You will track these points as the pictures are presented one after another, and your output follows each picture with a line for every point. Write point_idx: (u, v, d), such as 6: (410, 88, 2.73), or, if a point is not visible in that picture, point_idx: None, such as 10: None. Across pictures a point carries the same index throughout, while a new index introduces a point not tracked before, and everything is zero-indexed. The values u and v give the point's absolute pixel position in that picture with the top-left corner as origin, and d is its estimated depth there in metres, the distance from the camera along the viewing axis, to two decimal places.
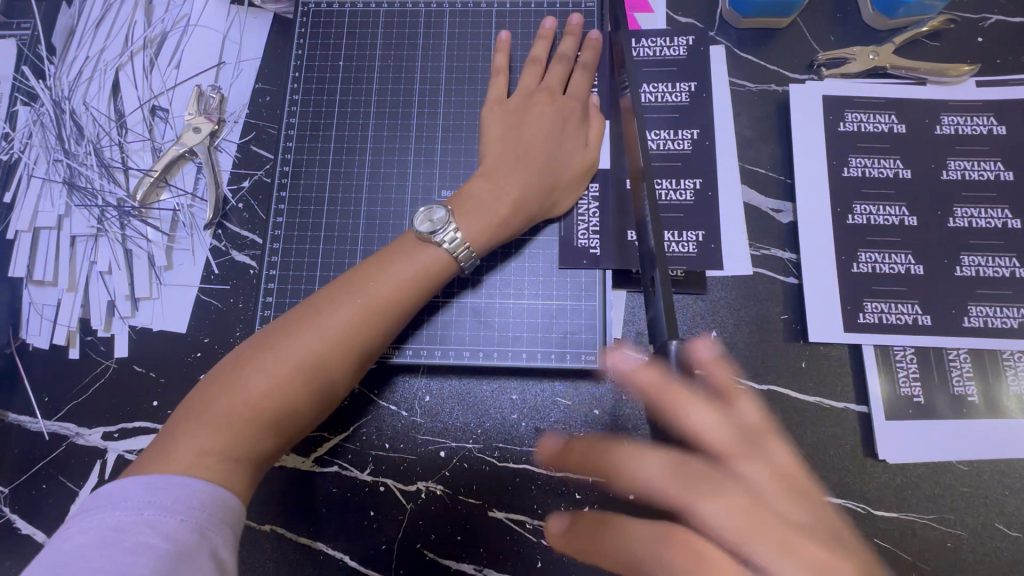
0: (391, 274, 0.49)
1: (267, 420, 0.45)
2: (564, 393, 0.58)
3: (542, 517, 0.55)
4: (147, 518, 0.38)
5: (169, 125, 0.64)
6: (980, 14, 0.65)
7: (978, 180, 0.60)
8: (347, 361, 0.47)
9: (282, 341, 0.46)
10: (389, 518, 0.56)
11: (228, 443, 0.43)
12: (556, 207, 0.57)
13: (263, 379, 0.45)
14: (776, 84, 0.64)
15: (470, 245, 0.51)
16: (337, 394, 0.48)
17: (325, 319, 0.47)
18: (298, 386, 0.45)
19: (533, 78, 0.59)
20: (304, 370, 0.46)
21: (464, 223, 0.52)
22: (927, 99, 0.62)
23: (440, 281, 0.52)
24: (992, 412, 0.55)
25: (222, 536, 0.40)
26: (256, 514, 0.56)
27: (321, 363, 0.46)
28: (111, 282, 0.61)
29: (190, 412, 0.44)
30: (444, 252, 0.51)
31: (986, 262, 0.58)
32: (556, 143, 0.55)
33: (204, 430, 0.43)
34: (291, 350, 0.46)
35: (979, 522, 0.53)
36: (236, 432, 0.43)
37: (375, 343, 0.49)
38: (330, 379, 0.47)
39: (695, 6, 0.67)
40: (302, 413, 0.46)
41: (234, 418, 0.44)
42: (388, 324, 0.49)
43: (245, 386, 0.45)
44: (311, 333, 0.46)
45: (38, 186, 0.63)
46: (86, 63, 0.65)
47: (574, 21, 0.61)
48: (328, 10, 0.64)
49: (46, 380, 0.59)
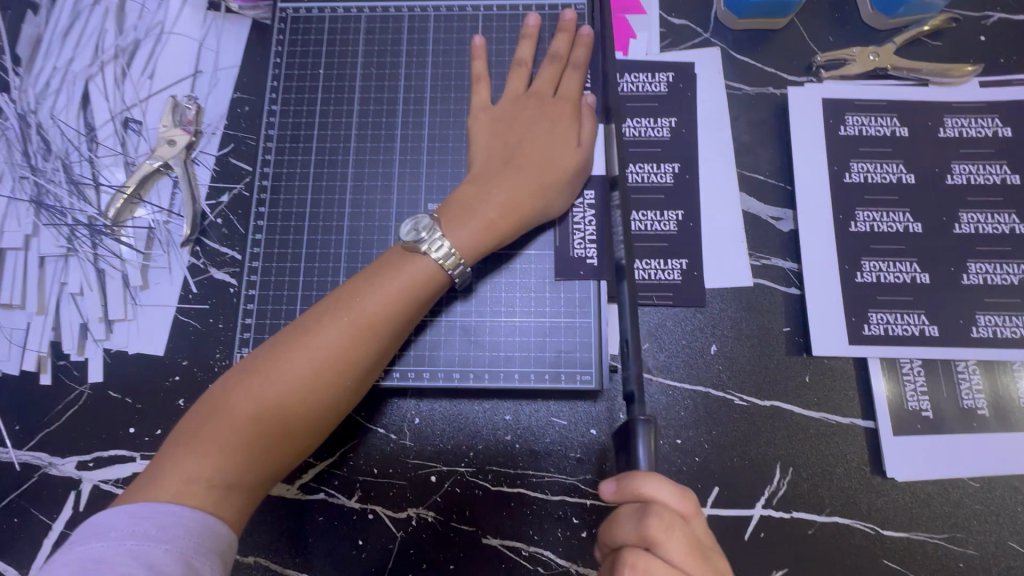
0: (380, 290, 0.47)
1: (258, 445, 0.42)
2: (559, 413, 0.56)
3: (538, 543, 0.53)
4: (131, 549, 0.36)
5: (143, 138, 0.61)
6: (982, 12, 0.63)
7: (984, 184, 0.58)
8: (339, 381, 0.45)
9: (271, 362, 0.44)
10: (379, 547, 0.53)
11: (218, 469, 0.41)
12: (550, 211, 0.53)
13: (250, 402, 0.43)
14: (773, 87, 0.62)
15: (459, 256, 0.49)
16: (330, 418, 0.46)
17: (313, 339, 0.45)
18: (288, 409, 0.43)
19: (520, 84, 0.57)
20: (294, 392, 0.43)
21: (451, 231, 0.49)
22: (929, 101, 0.60)
23: (434, 293, 0.49)
24: (1003, 426, 0.53)
25: (210, 567, 0.38)
26: (240, 546, 0.54)
27: (312, 383, 0.44)
28: (84, 304, 0.58)
29: (178, 439, 0.42)
30: (432, 262, 0.48)
31: (993, 269, 0.56)
32: (547, 146, 0.53)
33: (191, 456, 0.41)
34: (279, 371, 0.44)
35: (991, 541, 0.51)
36: (224, 458, 0.41)
37: (367, 363, 0.46)
38: (321, 399, 0.44)
39: (689, 7, 0.65)
40: (294, 435, 0.44)
41: (222, 445, 0.42)
42: (381, 340, 0.47)
43: (233, 411, 0.43)
44: (299, 354, 0.44)
45: (3, 205, 0.60)
46: (54, 74, 0.62)
47: (567, 17, 0.58)
48: (307, 15, 0.62)
49: (16, 408, 0.57)
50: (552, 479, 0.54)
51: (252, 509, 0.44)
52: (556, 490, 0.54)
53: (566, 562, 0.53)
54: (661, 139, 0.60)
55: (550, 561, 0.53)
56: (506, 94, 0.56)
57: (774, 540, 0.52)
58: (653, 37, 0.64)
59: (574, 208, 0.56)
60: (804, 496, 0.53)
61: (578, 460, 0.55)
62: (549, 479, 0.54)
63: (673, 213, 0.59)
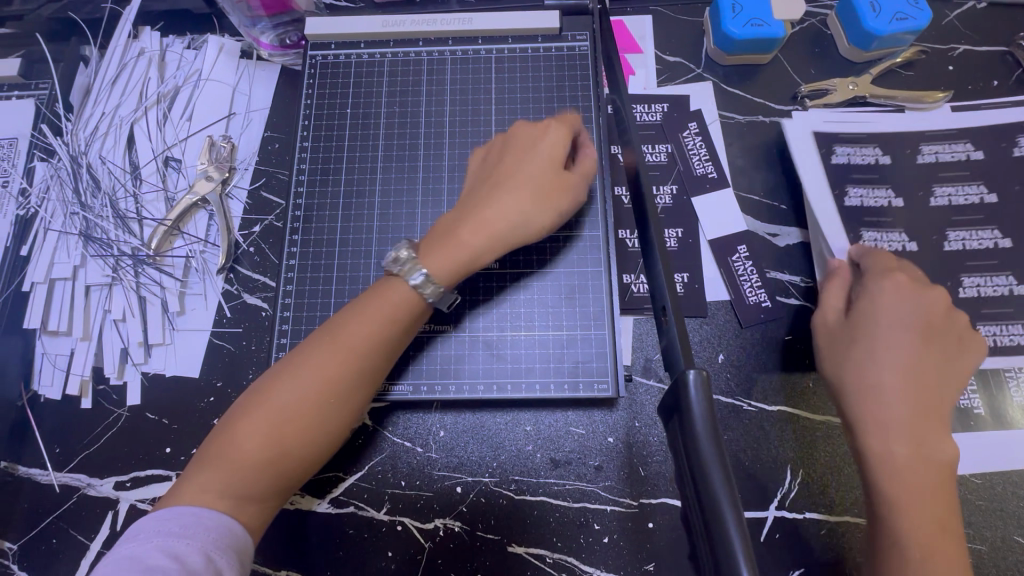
0: (372, 311, 0.49)
1: (262, 465, 0.44)
2: (577, 422, 0.59)
3: (562, 550, 0.55)
4: (158, 546, 0.40)
5: (182, 175, 0.66)
6: (948, 45, 0.69)
7: (964, 198, 0.62)
8: (336, 402, 0.47)
9: (272, 386, 0.46)
10: (407, 558, 0.55)
11: (227, 484, 0.44)
12: (529, 226, 0.53)
13: (254, 423, 0.45)
14: (762, 115, 0.68)
15: (433, 278, 0.50)
16: (325, 439, 0.47)
17: (309, 359, 0.47)
18: (287, 428, 0.45)
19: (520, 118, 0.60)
20: (290, 410, 0.45)
21: (427, 255, 0.51)
22: (907, 125, 0.66)
23: (417, 319, 0.51)
24: (998, 424, 0.56)
25: (226, 560, 0.41)
26: (272, 561, 0.55)
27: (309, 406, 0.46)
28: (125, 330, 0.62)
29: (197, 458, 0.45)
30: (409, 287, 0.50)
31: (980, 277, 0.60)
32: (528, 164, 0.54)
33: (205, 471, 0.44)
34: (276, 392, 0.46)
35: (998, 536, 0.54)
36: (232, 471, 0.44)
37: (354, 384, 0.48)
38: (319, 420, 0.46)
39: (682, 46, 0.71)
40: (297, 456, 0.46)
41: (231, 463, 0.44)
42: (373, 362, 0.49)
43: (238, 432, 0.45)
44: (297, 377, 0.46)
45: (54, 239, 0.64)
46: (103, 118, 0.68)
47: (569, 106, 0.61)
48: (335, 61, 0.67)
49: (58, 431, 0.59)
50: (573, 487, 0.57)
51: (268, 519, 0.46)
52: (577, 498, 0.56)
53: (590, 567, 0.54)
54: (661, 164, 0.66)
55: (574, 566, 0.55)
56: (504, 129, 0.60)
57: (789, 541, 0.54)
58: (651, 73, 0.69)
59: (584, 236, 0.60)
60: (816, 495, 0.55)
61: (598, 468, 0.57)
62: (570, 486, 0.57)
63: (674, 231, 0.63)
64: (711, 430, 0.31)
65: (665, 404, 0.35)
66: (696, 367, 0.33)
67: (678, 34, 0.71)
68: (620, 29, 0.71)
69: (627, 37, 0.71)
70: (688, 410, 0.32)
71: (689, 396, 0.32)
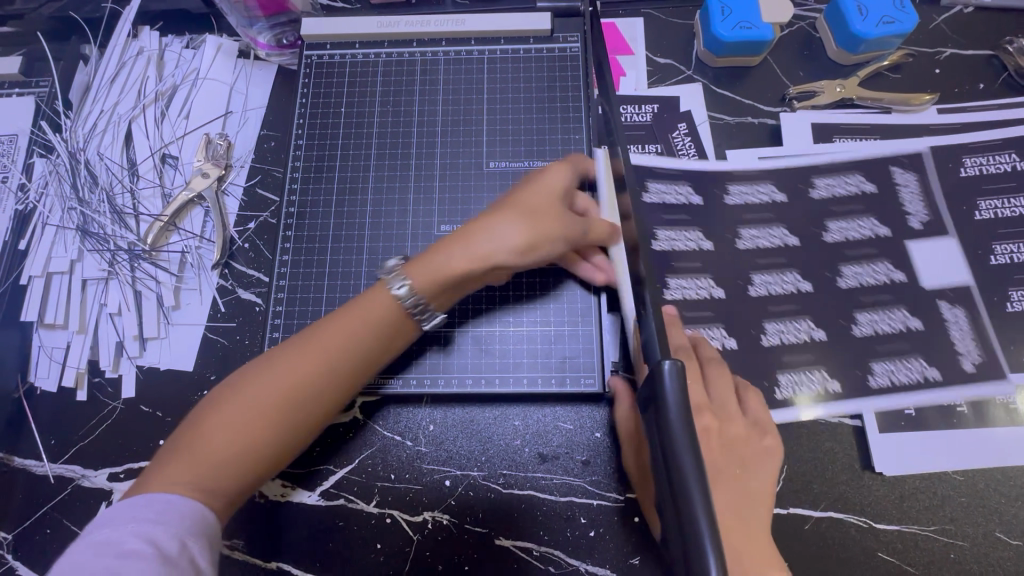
0: (358, 317, 0.49)
1: (234, 461, 0.45)
2: (565, 417, 0.59)
3: (549, 543, 0.56)
4: (135, 531, 0.41)
5: (179, 172, 0.67)
6: (935, 48, 0.70)
7: (951, 198, 0.63)
8: (314, 403, 0.48)
9: (252, 385, 0.46)
10: (395, 550, 0.56)
11: (196, 477, 0.44)
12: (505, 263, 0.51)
13: (230, 421, 0.45)
14: (752, 117, 0.69)
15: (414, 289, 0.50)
16: (282, 439, 0.47)
17: (289, 362, 0.47)
18: (263, 428, 0.46)
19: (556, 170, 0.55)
20: (267, 410, 0.46)
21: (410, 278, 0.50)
22: (893, 127, 0.67)
23: (400, 327, 0.51)
24: (981, 422, 0.57)
25: (199, 549, 0.42)
26: (262, 552, 0.56)
27: (288, 408, 0.46)
28: (121, 323, 0.63)
29: (168, 448, 0.46)
30: (391, 296, 0.50)
31: (966, 275, 0.60)
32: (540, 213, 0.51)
33: (176, 464, 0.44)
34: (245, 387, 0.46)
35: (980, 533, 0.54)
36: (203, 466, 0.44)
37: (331, 389, 0.48)
38: (296, 419, 0.47)
39: (672, 48, 0.72)
40: (270, 453, 0.47)
41: (203, 456, 0.44)
42: (352, 367, 0.49)
43: (214, 427, 0.45)
44: (277, 378, 0.46)
45: (52, 234, 0.65)
46: (101, 116, 0.69)
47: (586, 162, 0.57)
48: (330, 61, 0.68)
49: (54, 423, 0.60)
50: (560, 481, 0.57)
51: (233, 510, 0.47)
52: (564, 492, 0.57)
53: (576, 560, 0.55)
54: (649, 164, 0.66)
55: (560, 560, 0.55)
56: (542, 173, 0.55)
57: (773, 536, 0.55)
58: (641, 74, 0.70)
59: None
60: (800, 491, 0.55)
61: (585, 462, 0.58)
62: (557, 480, 0.57)
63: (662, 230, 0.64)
64: (685, 418, 0.32)
65: (641, 394, 0.36)
66: (672, 358, 0.34)
67: (668, 36, 0.72)
68: (611, 31, 0.72)
69: (618, 39, 0.72)
70: (663, 399, 0.33)
71: (664, 386, 0.33)
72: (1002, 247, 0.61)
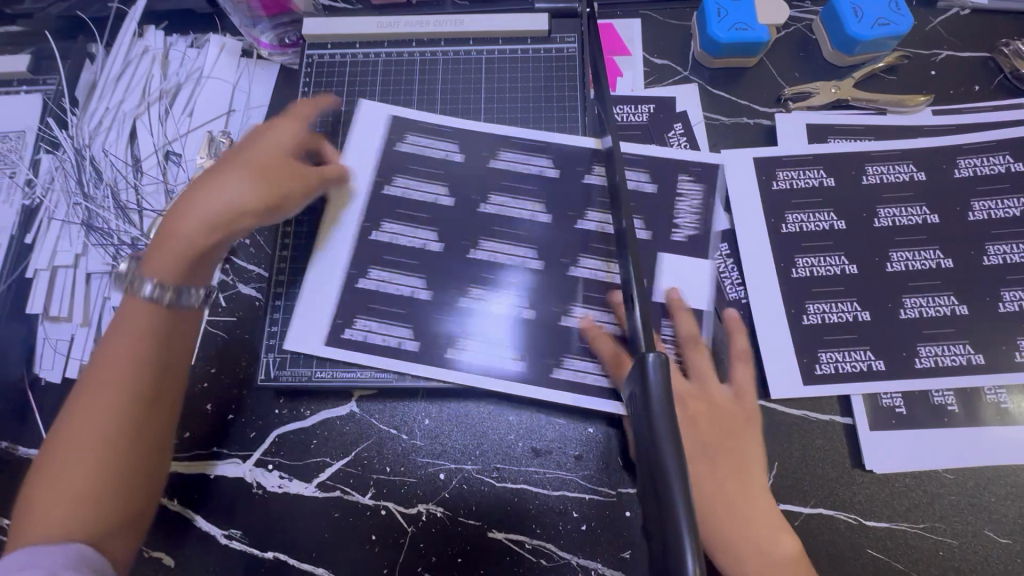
0: (121, 330, 0.50)
1: (83, 490, 0.46)
2: (559, 413, 0.60)
3: (541, 536, 0.56)
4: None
5: (182, 169, 0.68)
6: (931, 50, 0.71)
7: (945, 197, 0.63)
8: (133, 411, 0.48)
9: (77, 412, 0.47)
10: (390, 542, 0.57)
11: (57, 516, 0.45)
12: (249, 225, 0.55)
13: (78, 452, 0.46)
14: (747, 117, 0.69)
15: (162, 282, 0.51)
16: (131, 426, 0.48)
17: (93, 383, 0.48)
18: (101, 449, 0.47)
19: (288, 136, 0.59)
20: (98, 431, 0.47)
21: (155, 264, 0.51)
22: (888, 128, 0.67)
23: (171, 331, 0.51)
24: (973, 420, 0.57)
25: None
26: (259, 542, 0.57)
27: (114, 422, 0.47)
28: None
29: (26, 499, 0.47)
30: (145, 299, 0.51)
31: (959, 274, 0.61)
32: (235, 181, 0.55)
33: (36, 509, 0.45)
34: (69, 421, 0.47)
35: (969, 531, 0.54)
36: (57, 501, 0.45)
37: (141, 393, 0.48)
38: (128, 431, 0.47)
39: (669, 49, 0.73)
40: (123, 472, 0.47)
41: (59, 494, 0.45)
42: (144, 373, 0.49)
43: (56, 465, 0.46)
44: (101, 395, 0.48)
45: (57, 228, 0.66)
46: (107, 113, 0.70)
47: (302, 109, 0.62)
48: (331, 60, 0.69)
49: (57, 413, 0.61)
50: (553, 475, 0.58)
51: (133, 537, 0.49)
52: (557, 486, 0.58)
53: (568, 553, 0.56)
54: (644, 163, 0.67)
55: (552, 553, 0.56)
56: (285, 140, 0.59)
57: None
58: (638, 75, 0.71)
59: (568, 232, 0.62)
60: (790, 488, 0.56)
61: (577, 457, 0.59)
62: (550, 475, 0.58)
63: None
64: (667, 407, 0.33)
65: (628, 386, 0.36)
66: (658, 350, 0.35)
67: (666, 37, 0.73)
68: (609, 32, 0.73)
69: (615, 40, 0.72)
70: (648, 390, 0.34)
71: (649, 376, 0.34)
72: (995, 248, 0.61)
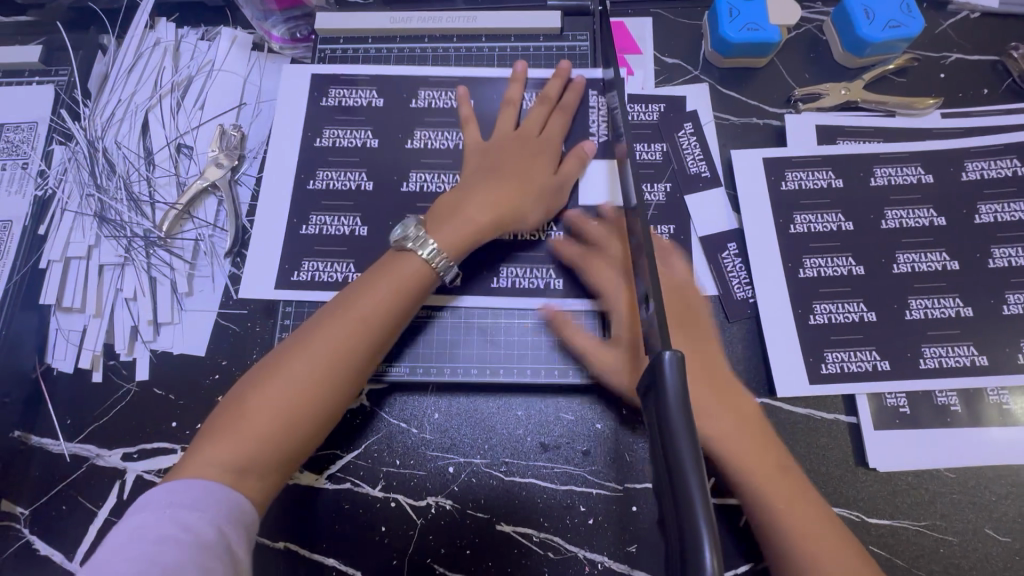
0: (373, 292, 0.52)
1: (275, 432, 0.46)
2: (567, 409, 0.61)
3: (548, 529, 0.57)
4: (170, 516, 0.41)
5: (194, 162, 0.69)
6: (941, 53, 0.71)
7: (952, 199, 0.64)
8: (346, 374, 0.49)
9: (284, 359, 0.48)
10: (400, 533, 0.58)
11: (241, 453, 0.45)
12: (529, 219, 0.60)
13: (271, 396, 0.47)
14: (757, 118, 0.70)
15: (443, 252, 0.54)
16: (337, 380, 0.49)
17: (320, 335, 0.49)
18: (297, 399, 0.47)
19: (509, 122, 0.64)
20: (304, 381, 0.47)
21: (439, 233, 0.55)
22: (896, 130, 0.68)
23: (421, 295, 0.54)
24: (975, 421, 0.58)
25: (235, 535, 0.43)
26: (269, 533, 0.58)
27: (318, 373, 0.48)
28: (135, 308, 0.64)
29: (209, 432, 0.46)
30: (421, 262, 0.53)
31: (965, 276, 0.61)
32: (533, 164, 0.60)
33: (220, 442, 0.45)
34: (283, 364, 0.48)
35: (970, 529, 0.55)
36: (241, 442, 0.45)
37: (362, 356, 0.50)
38: (325, 390, 0.48)
39: (680, 48, 0.73)
40: (312, 424, 0.48)
41: (250, 431, 0.46)
42: (373, 337, 0.51)
43: (257, 405, 0.46)
44: (317, 347, 0.49)
45: (70, 220, 0.67)
46: (119, 105, 0.70)
47: (518, 69, 0.66)
48: (343, 54, 0.69)
49: (70, 403, 0.62)
50: (561, 470, 0.59)
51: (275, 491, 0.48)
52: (564, 480, 0.58)
53: (575, 547, 0.57)
54: (654, 161, 0.67)
55: (560, 546, 0.57)
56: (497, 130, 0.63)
57: None
58: (649, 74, 0.71)
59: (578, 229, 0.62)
60: None
61: (585, 453, 0.59)
62: (558, 469, 0.59)
63: (666, 227, 0.65)
64: (682, 403, 0.34)
65: (641, 383, 0.37)
66: (672, 349, 0.36)
67: (677, 36, 0.73)
68: (620, 30, 0.73)
69: (626, 38, 0.72)
70: (662, 387, 0.35)
71: (665, 373, 0.35)
72: (1001, 251, 0.62)
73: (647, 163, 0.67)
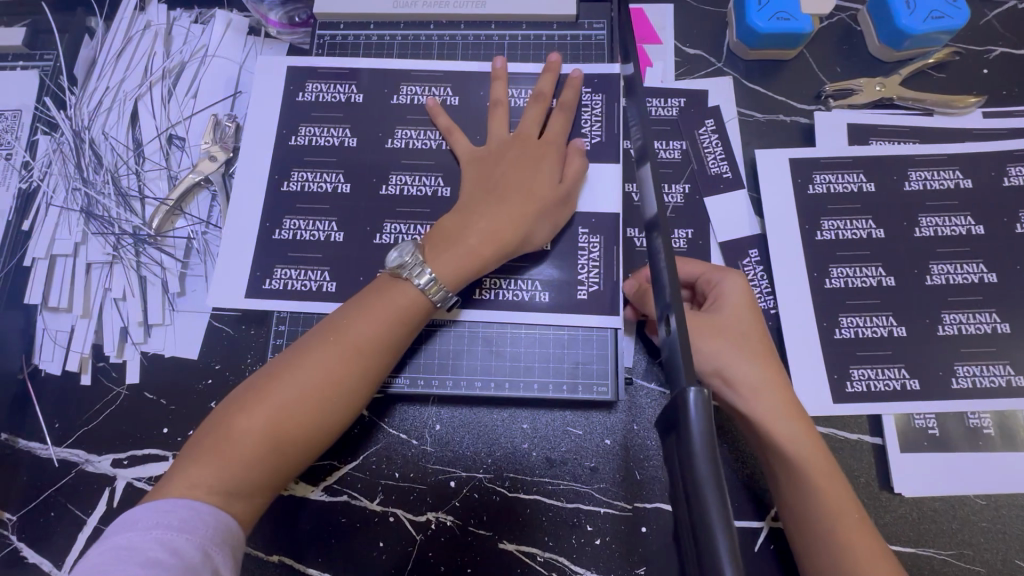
0: (370, 313, 0.48)
1: (259, 458, 0.43)
2: (575, 423, 0.58)
3: (553, 549, 0.55)
4: (158, 538, 0.39)
5: (186, 154, 0.65)
6: (985, 46, 0.66)
7: (993, 206, 0.60)
8: (338, 402, 0.46)
9: (271, 380, 0.45)
10: (398, 549, 0.55)
11: (219, 478, 0.42)
12: (533, 239, 0.54)
13: (255, 420, 0.44)
14: (784, 114, 0.65)
15: (441, 282, 0.50)
16: (326, 407, 0.46)
17: (311, 358, 0.46)
18: (283, 425, 0.44)
19: (503, 128, 0.58)
20: (290, 405, 0.44)
21: (434, 261, 0.50)
22: (933, 131, 0.63)
23: (420, 321, 0.50)
24: (1008, 445, 0.55)
25: (224, 559, 0.40)
26: (263, 545, 0.56)
27: (307, 399, 0.45)
28: (125, 309, 0.62)
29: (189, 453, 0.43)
30: (416, 289, 0.49)
31: (1003, 289, 0.57)
32: (531, 174, 0.54)
33: (201, 464, 0.42)
34: (269, 386, 0.45)
35: (999, 559, 0.52)
36: (222, 466, 0.42)
37: (357, 383, 0.47)
38: (314, 418, 0.45)
39: (703, 38, 0.68)
40: (296, 452, 0.45)
41: (231, 455, 0.43)
42: (367, 362, 0.47)
43: (240, 428, 0.43)
44: (307, 371, 0.45)
45: (56, 215, 0.64)
46: (107, 93, 0.67)
47: (498, 66, 0.61)
48: (343, 41, 0.65)
49: (58, 406, 0.60)
50: (567, 487, 0.56)
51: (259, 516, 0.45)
52: (571, 498, 0.56)
53: (580, 568, 0.54)
54: (672, 161, 0.63)
55: (565, 567, 0.54)
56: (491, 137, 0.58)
57: (784, 552, 0.53)
58: (668, 65, 0.67)
59: (590, 232, 0.58)
60: None
61: (593, 470, 0.57)
62: (564, 486, 0.56)
63: (683, 232, 0.61)
64: (708, 447, 0.30)
65: (663, 418, 0.34)
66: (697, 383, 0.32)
67: (700, 25, 0.69)
68: (639, 17, 0.68)
69: (646, 27, 0.68)
70: (686, 428, 0.31)
71: (688, 411, 0.31)
72: None
73: (664, 162, 0.63)
